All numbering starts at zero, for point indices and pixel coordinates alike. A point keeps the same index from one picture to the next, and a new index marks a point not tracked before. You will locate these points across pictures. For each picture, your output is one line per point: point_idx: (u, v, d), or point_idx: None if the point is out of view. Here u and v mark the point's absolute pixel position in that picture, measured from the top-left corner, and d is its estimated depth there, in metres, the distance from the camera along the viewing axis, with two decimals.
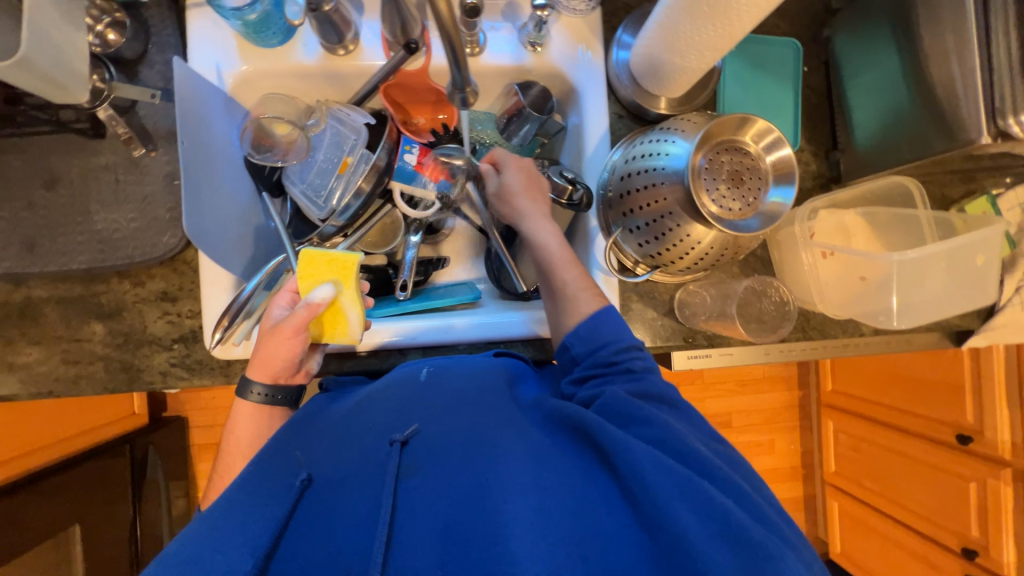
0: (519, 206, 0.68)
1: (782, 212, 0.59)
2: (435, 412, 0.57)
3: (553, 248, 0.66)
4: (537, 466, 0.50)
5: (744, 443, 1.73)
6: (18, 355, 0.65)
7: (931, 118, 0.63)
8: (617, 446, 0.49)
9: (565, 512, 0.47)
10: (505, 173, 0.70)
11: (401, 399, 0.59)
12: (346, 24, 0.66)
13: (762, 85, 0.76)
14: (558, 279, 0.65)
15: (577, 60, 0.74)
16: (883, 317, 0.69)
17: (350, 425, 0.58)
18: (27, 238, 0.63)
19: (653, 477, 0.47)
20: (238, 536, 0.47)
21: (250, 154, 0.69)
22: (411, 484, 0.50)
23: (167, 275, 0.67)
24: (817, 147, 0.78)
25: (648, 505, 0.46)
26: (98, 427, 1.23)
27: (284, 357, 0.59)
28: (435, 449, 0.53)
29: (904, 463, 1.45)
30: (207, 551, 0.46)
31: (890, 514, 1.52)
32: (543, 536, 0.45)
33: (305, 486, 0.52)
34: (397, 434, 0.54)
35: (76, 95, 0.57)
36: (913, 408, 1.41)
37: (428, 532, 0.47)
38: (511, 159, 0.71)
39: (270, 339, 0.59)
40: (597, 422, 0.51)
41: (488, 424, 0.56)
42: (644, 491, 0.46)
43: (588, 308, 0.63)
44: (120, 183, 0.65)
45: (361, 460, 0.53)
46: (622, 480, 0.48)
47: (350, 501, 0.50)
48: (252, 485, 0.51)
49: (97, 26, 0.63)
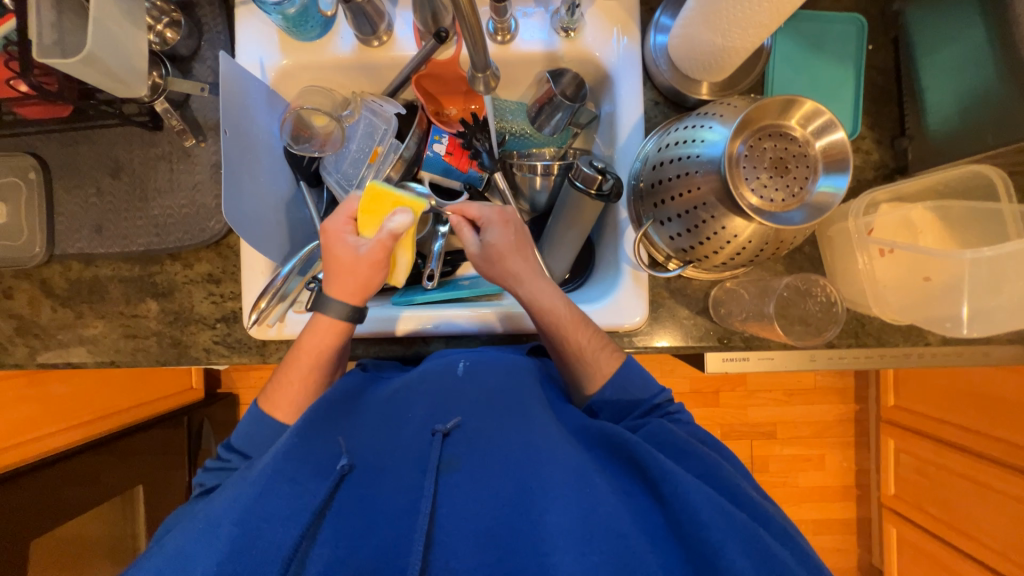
0: (512, 270, 0.64)
1: (833, 203, 0.53)
2: (476, 410, 0.61)
3: (560, 312, 0.63)
4: (577, 482, 0.53)
5: (790, 456, 1.62)
6: (87, 327, 0.72)
7: (1020, 98, 0.55)
8: (664, 475, 0.52)
9: (603, 529, 0.49)
10: (490, 230, 0.65)
11: (440, 394, 0.62)
12: (380, 15, 0.67)
13: (818, 66, 0.69)
14: (571, 344, 0.63)
15: (612, 44, 0.71)
16: (951, 323, 0.61)
17: (393, 416, 0.62)
18: (97, 221, 0.70)
19: (703, 513, 0.48)
20: (285, 508, 0.51)
21: (289, 145, 0.73)
22: (451, 480, 0.55)
23: (213, 258, 0.72)
24: (882, 134, 0.70)
25: (689, 534, 0.48)
26: (160, 399, 1.35)
27: (368, 281, 0.61)
28: (476, 448, 0.57)
29: (977, 491, 1.30)
30: (256, 515, 0.50)
31: (958, 546, 1.37)
32: (579, 551, 0.48)
33: (345, 472, 0.56)
34: (439, 426, 0.58)
35: (136, 91, 0.62)
36: (991, 431, 1.25)
37: (471, 534, 0.52)
38: (492, 212, 0.66)
39: (350, 266, 0.60)
40: (646, 449, 0.54)
41: (527, 431, 0.58)
42: (690, 520, 0.48)
43: (608, 369, 0.64)
44: (173, 172, 0.70)
45: (403, 452, 0.58)
46: (666, 506, 0.51)
47: (392, 491, 0.55)
48: (295, 458, 0.54)
49: (157, 26, 0.67)
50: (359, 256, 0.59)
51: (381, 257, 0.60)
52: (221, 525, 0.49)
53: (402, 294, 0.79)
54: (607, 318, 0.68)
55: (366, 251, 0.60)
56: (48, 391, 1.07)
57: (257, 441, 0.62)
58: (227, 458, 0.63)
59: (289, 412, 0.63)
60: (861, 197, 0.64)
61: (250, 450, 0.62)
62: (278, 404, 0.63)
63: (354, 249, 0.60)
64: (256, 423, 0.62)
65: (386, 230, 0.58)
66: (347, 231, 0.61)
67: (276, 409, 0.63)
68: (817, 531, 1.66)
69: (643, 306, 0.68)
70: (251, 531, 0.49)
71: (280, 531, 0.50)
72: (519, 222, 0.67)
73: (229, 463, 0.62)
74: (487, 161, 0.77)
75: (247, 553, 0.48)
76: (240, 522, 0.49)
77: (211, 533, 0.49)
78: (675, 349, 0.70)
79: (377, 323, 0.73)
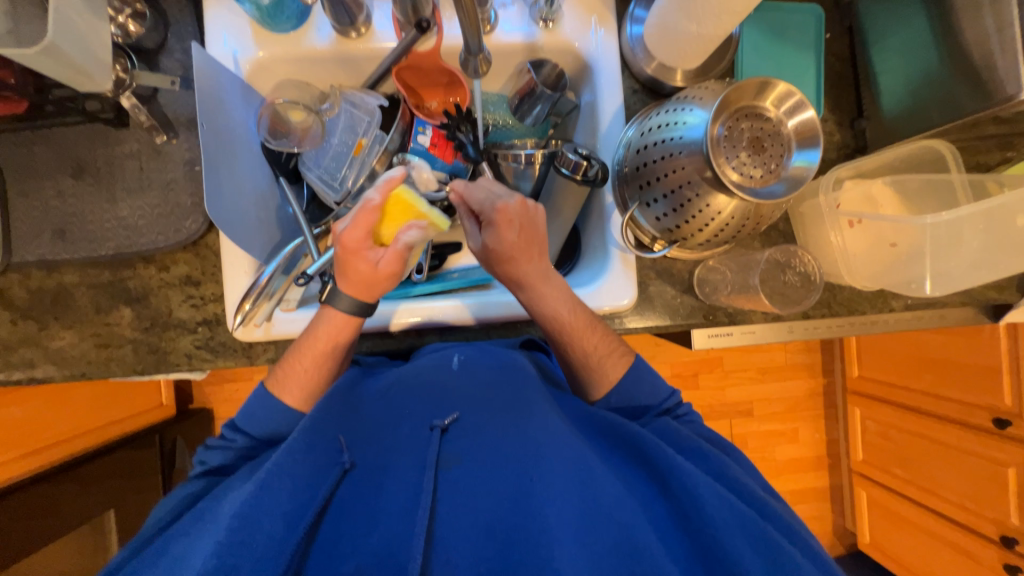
0: (517, 275, 0.62)
1: (807, 176, 0.57)
2: (476, 405, 0.61)
3: (564, 320, 0.63)
4: (583, 474, 0.53)
5: (767, 432, 1.70)
6: (53, 339, 0.67)
7: (962, 77, 0.60)
8: (673, 468, 0.54)
9: (609, 521, 0.50)
10: (492, 231, 0.60)
11: (438, 387, 0.62)
12: (358, 6, 0.66)
13: (782, 53, 0.73)
14: (578, 350, 0.65)
15: (590, 34, 0.73)
16: (915, 285, 0.67)
17: (392, 410, 0.61)
18: (59, 225, 0.66)
19: (712, 505, 0.51)
20: (283, 502, 0.50)
21: (266, 140, 0.70)
22: (451, 476, 0.54)
23: (190, 259, 0.69)
24: (842, 117, 0.75)
25: (697, 525, 0.51)
26: (129, 418, 1.28)
27: (384, 288, 0.60)
28: (477, 443, 0.57)
29: (936, 449, 1.40)
30: (255, 509, 0.48)
31: (922, 502, 1.47)
32: (584, 542, 0.49)
33: (346, 469, 0.55)
34: (439, 421, 0.58)
35: (101, 84, 0.59)
36: (945, 393, 1.36)
37: (474, 528, 0.51)
38: (495, 211, 0.59)
39: (369, 277, 0.57)
40: (654, 442, 0.57)
41: (531, 424, 0.58)
42: (697, 514, 0.51)
43: (615, 373, 0.65)
44: (143, 171, 0.67)
45: (402, 449, 0.57)
46: (675, 500, 0.53)
47: (392, 488, 0.54)
48: (297, 453, 0.52)
49: (118, 17, 0.64)
50: (379, 270, 0.57)
51: (399, 270, 0.58)
52: (224, 520, 0.47)
53: (393, 287, 0.79)
54: (591, 302, 0.70)
55: (386, 266, 0.57)
56: (8, 414, 0.99)
57: (260, 422, 0.61)
58: (232, 437, 0.62)
59: (298, 395, 0.62)
60: (830, 173, 0.68)
61: (255, 430, 0.61)
62: (289, 389, 0.61)
63: (375, 262, 0.57)
64: (264, 405, 0.61)
65: (402, 243, 0.56)
66: (366, 248, 0.56)
67: (286, 394, 0.61)
68: (795, 501, 1.74)
69: (633, 287, 0.70)
70: (254, 527, 0.47)
71: (279, 523, 0.48)
72: (526, 228, 0.60)
73: (234, 443, 0.61)
74: (472, 151, 0.76)
75: (249, 549, 0.46)
76: (241, 515, 0.47)
77: (214, 530, 0.47)
78: (665, 327, 0.72)
79: (368, 317, 0.71)
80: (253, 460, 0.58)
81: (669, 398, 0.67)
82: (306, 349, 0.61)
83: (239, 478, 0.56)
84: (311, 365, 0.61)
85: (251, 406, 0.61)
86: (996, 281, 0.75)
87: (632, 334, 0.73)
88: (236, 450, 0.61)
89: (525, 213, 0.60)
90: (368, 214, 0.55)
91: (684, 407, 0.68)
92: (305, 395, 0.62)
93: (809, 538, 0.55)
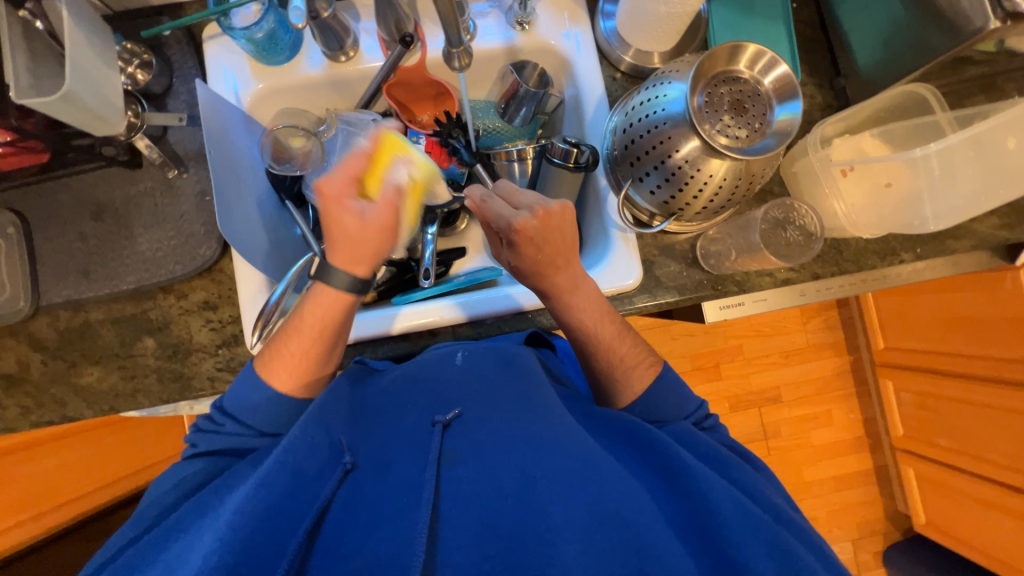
0: (542, 286, 0.63)
1: (794, 127, 0.58)
2: (475, 400, 0.61)
3: (590, 328, 0.64)
4: (586, 474, 0.51)
5: (799, 417, 1.65)
6: (81, 376, 0.70)
7: (928, 19, 0.61)
8: (686, 466, 0.51)
9: (612, 522, 0.48)
10: (514, 252, 0.60)
11: (441, 384, 0.63)
12: (345, 30, 0.71)
13: (753, 26, 0.75)
14: (605, 360, 0.65)
15: (565, 33, 0.77)
16: (917, 224, 0.67)
17: (394, 408, 0.62)
18: (83, 266, 0.69)
19: (730, 515, 0.47)
20: (282, 505, 0.49)
21: (270, 166, 0.74)
22: (454, 472, 0.53)
23: (207, 285, 0.71)
24: (820, 79, 0.77)
25: (709, 527, 0.48)
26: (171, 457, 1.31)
27: (375, 249, 0.62)
28: (476, 439, 0.56)
29: (975, 411, 1.35)
30: (255, 509, 0.47)
31: (975, 472, 1.39)
32: (589, 542, 0.47)
33: (348, 469, 0.55)
34: (439, 417, 0.58)
35: (115, 126, 0.63)
36: (977, 351, 1.31)
37: (475, 528, 0.49)
38: (513, 231, 0.58)
39: (356, 233, 0.61)
40: (669, 445, 0.54)
41: (534, 423, 0.57)
42: (710, 514, 0.48)
43: (640, 385, 0.64)
44: (158, 206, 0.70)
45: (405, 442, 0.57)
46: (688, 504, 0.50)
47: (393, 485, 0.53)
48: (297, 452, 0.52)
49: (128, 68, 0.70)
50: (366, 220, 0.61)
51: (388, 218, 0.62)
52: (223, 517, 0.47)
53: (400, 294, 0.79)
54: (604, 284, 0.70)
55: (374, 215, 0.62)
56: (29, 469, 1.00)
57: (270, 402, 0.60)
58: (221, 423, 0.61)
59: (287, 379, 0.61)
60: (814, 131, 0.69)
61: (246, 418, 0.60)
62: (278, 374, 0.61)
63: (361, 213, 0.61)
64: (266, 416, 0.61)
65: (389, 181, 0.66)
66: (349, 198, 0.61)
67: (275, 378, 0.61)
68: (839, 487, 1.67)
69: (637, 266, 0.71)
70: (254, 524, 0.47)
71: (273, 528, 0.48)
72: (549, 229, 0.59)
73: (224, 428, 0.61)
74: (465, 155, 0.78)
75: (247, 550, 0.45)
76: (240, 512, 0.47)
77: (217, 525, 0.47)
78: (676, 304, 0.72)
79: (382, 323, 0.73)
80: (257, 453, 0.58)
81: (696, 410, 0.64)
82: (296, 331, 0.61)
83: (243, 473, 0.55)
84: (300, 349, 0.61)
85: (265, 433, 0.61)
86: (1004, 220, 0.75)
87: (643, 313, 0.73)
88: (226, 435, 0.61)
89: (548, 224, 0.59)
90: (358, 163, 0.65)
91: (710, 419, 0.66)
92: (294, 379, 0.61)
93: (818, 538, 0.52)
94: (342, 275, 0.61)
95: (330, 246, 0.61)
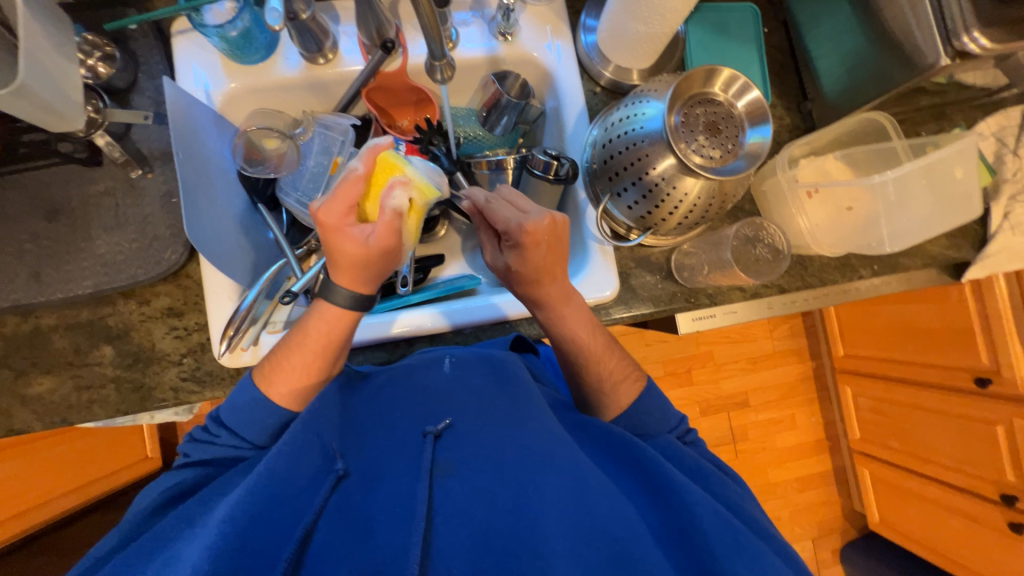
0: (538, 296, 0.63)
1: (763, 151, 0.61)
2: (467, 411, 0.60)
3: (583, 341, 0.65)
4: (577, 490, 0.51)
5: (765, 421, 1.71)
6: (30, 386, 0.65)
7: (886, 52, 0.64)
8: (674, 484, 0.52)
9: (600, 535, 0.49)
10: (518, 254, 0.59)
11: (433, 393, 0.62)
12: (324, 33, 0.69)
13: (726, 48, 0.78)
14: (597, 375, 0.66)
15: (547, 45, 0.77)
16: (875, 245, 0.71)
17: (384, 417, 0.61)
18: (34, 269, 0.65)
19: (714, 530, 0.48)
20: (273, 515, 0.48)
21: (242, 168, 0.71)
22: (446, 486, 0.53)
23: (171, 291, 0.68)
24: (789, 102, 0.81)
25: (692, 540, 0.49)
26: (135, 464, 1.27)
27: (379, 271, 0.58)
28: (467, 451, 0.56)
29: (925, 416, 1.44)
30: (247, 518, 0.46)
31: (924, 473, 1.48)
32: (579, 556, 0.48)
33: (340, 476, 0.54)
34: (430, 428, 0.57)
35: (74, 123, 0.61)
36: (926, 360, 1.39)
37: (468, 541, 0.50)
38: (522, 233, 0.57)
39: (361, 258, 0.55)
40: (658, 461, 0.55)
41: (526, 435, 0.57)
42: (693, 529, 0.49)
43: (627, 399, 0.65)
44: (119, 207, 0.67)
45: (395, 452, 0.57)
46: (674, 517, 0.51)
47: (384, 498, 0.52)
48: (285, 465, 0.50)
49: (89, 60, 0.66)
50: (370, 246, 0.55)
51: (393, 243, 0.56)
52: (212, 526, 0.46)
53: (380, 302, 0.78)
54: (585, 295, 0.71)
55: (377, 240, 0.55)
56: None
57: (241, 411, 0.59)
58: (215, 433, 0.60)
59: (284, 391, 0.60)
60: (783, 152, 0.72)
61: (241, 429, 0.59)
62: (276, 385, 0.60)
63: (365, 238, 0.55)
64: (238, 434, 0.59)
65: (388, 208, 0.55)
66: (350, 225, 0.55)
67: (273, 388, 0.60)
68: (802, 488, 1.74)
69: (615, 278, 0.72)
70: (245, 539, 0.45)
71: (262, 541, 0.47)
72: (553, 237, 0.59)
73: (218, 438, 0.59)
74: (445, 162, 0.77)
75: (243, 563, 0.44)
76: (232, 520, 0.45)
77: (204, 535, 0.46)
78: (651, 315, 0.74)
79: (363, 332, 0.71)
80: (247, 462, 0.57)
81: (678, 425, 0.66)
82: (297, 345, 0.59)
83: (234, 480, 0.54)
84: (302, 363, 0.59)
85: (234, 449, 0.59)
86: (950, 241, 0.80)
87: (619, 324, 0.75)
88: (219, 447, 0.59)
89: (553, 230, 0.59)
90: (351, 186, 0.54)
91: (691, 434, 0.67)
92: (292, 389, 0.60)
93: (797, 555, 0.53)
94: (345, 291, 0.58)
95: (331, 268, 0.57)
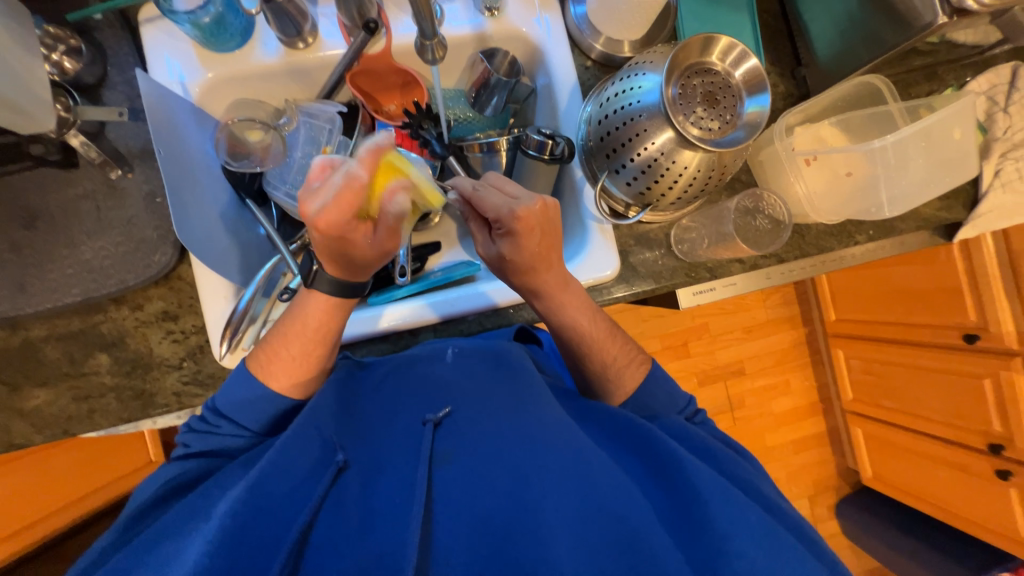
0: (534, 285, 0.62)
1: (762, 119, 0.60)
2: (467, 398, 0.60)
3: (591, 325, 0.65)
4: (582, 473, 0.52)
5: (761, 387, 1.75)
6: (26, 400, 0.64)
7: (881, 13, 0.63)
8: (679, 462, 0.53)
9: (602, 515, 0.49)
10: (511, 242, 0.58)
11: (432, 382, 0.62)
12: (303, 15, 0.66)
13: (719, 15, 0.76)
14: (603, 357, 0.66)
15: (536, 18, 0.75)
16: (874, 210, 0.71)
17: (386, 409, 0.61)
18: (17, 280, 0.62)
19: (716, 508, 0.49)
20: (274, 509, 0.48)
21: (227, 163, 0.68)
22: (447, 473, 0.53)
23: (164, 294, 0.66)
24: (783, 68, 0.79)
25: (696, 520, 0.49)
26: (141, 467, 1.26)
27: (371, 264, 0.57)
28: (467, 437, 0.56)
29: (914, 374, 1.48)
30: (251, 515, 0.46)
31: (915, 428, 1.53)
32: (582, 537, 0.48)
33: (341, 467, 0.53)
34: (429, 416, 0.58)
35: (44, 124, 0.57)
36: (916, 320, 1.43)
37: (471, 527, 0.50)
38: (516, 220, 0.57)
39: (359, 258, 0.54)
40: (664, 440, 0.55)
41: (529, 420, 0.57)
42: (696, 507, 0.50)
43: (633, 383, 0.66)
44: (101, 210, 0.64)
45: (397, 443, 0.57)
46: (678, 495, 0.52)
47: (385, 490, 0.52)
48: (285, 459, 0.51)
49: (53, 55, 0.62)
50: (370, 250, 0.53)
51: (392, 244, 0.55)
52: (216, 519, 0.46)
53: (378, 292, 0.76)
54: (586, 274, 0.70)
55: (376, 243, 0.53)
56: None
57: (251, 410, 0.58)
58: (215, 423, 0.59)
59: (285, 382, 0.59)
60: (780, 120, 0.72)
61: (241, 417, 0.58)
62: (276, 375, 0.59)
63: (365, 244, 0.52)
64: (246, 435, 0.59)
65: (390, 215, 0.51)
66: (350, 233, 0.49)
67: (272, 378, 0.59)
68: (797, 449, 1.80)
69: (615, 257, 0.71)
70: (244, 532, 0.45)
71: (265, 535, 0.46)
72: (547, 222, 0.59)
73: (218, 429, 0.58)
74: (437, 147, 0.75)
75: (242, 558, 0.44)
76: (235, 513, 0.46)
77: (206, 528, 0.46)
78: (652, 291, 0.74)
79: (363, 325, 0.71)
80: (249, 455, 0.56)
81: (687, 406, 0.67)
82: (294, 335, 0.59)
83: (236, 474, 0.54)
84: (299, 352, 0.59)
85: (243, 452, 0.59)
86: (943, 203, 0.81)
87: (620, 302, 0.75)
88: (221, 437, 0.58)
89: (546, 216, 0.59)
90: (353, 194, 0.46)
91: (701, 414, 0.69)
92: (293, 381, 0.60)
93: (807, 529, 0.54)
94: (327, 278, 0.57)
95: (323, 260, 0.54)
